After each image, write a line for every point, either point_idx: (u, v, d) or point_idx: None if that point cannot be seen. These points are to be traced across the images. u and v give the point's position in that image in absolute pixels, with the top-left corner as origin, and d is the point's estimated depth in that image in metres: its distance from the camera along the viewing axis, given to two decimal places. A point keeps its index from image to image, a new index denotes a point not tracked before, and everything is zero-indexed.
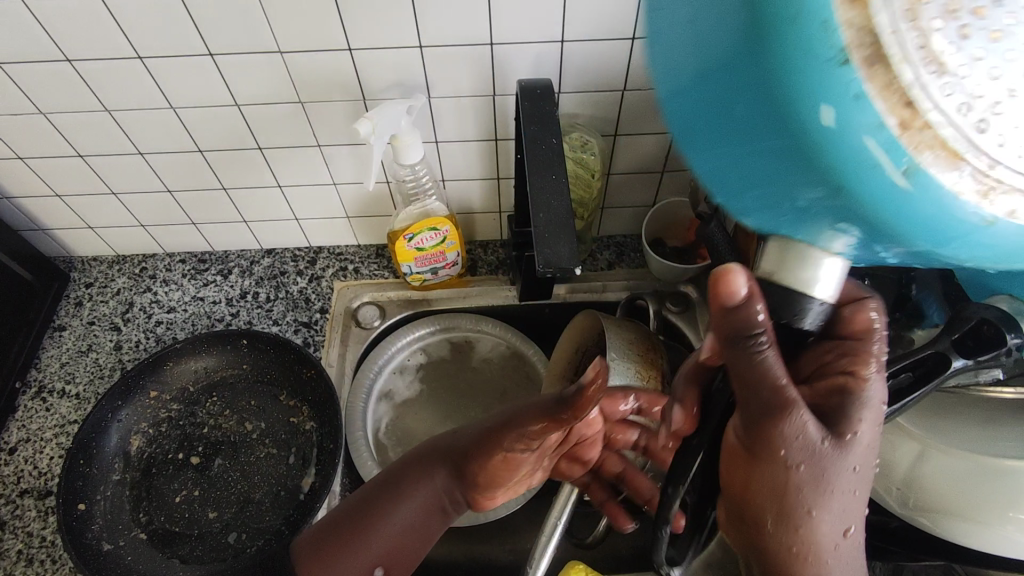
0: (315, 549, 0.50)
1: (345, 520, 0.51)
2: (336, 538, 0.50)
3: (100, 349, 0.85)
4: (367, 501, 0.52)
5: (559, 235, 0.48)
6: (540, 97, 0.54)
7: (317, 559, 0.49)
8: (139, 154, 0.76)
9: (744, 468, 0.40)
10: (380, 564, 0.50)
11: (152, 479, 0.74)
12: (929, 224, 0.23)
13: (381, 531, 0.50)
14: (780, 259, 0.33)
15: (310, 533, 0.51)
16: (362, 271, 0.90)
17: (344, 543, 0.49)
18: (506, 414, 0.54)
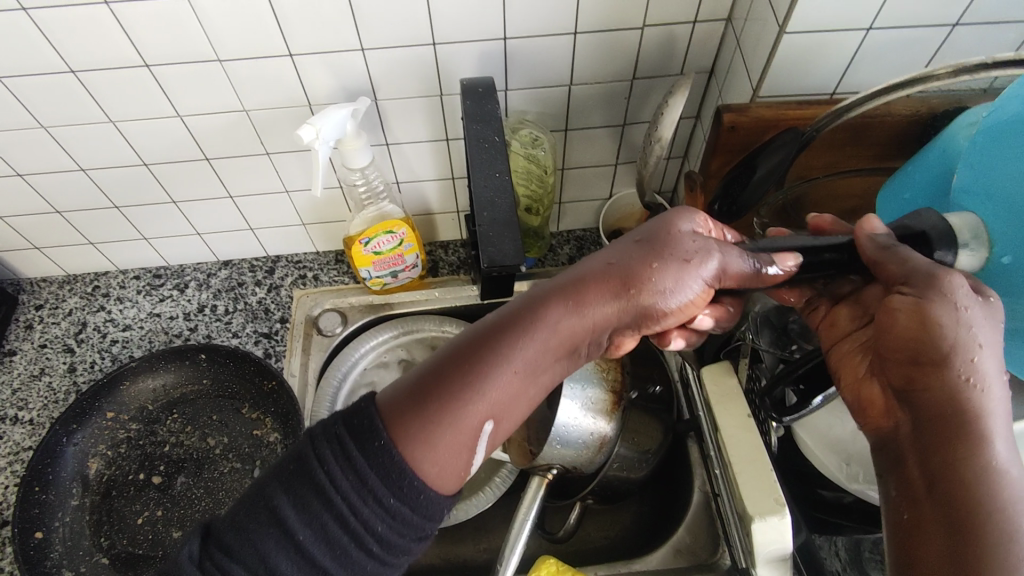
0: (415, 396, 0.37)
1: (455, 353, 0.39)
2: (454, 384, 0.38)
3: (53, 372, 0.82)
4: (488, 338, 0.39)
5: (504, 232, 0.49)
6: (481, 95, 0.54)
7: (427, 415, 0.37)
8: (80, 170, 0.74)
9: (904, 315, 0.37)
10: (511, 401, 0.39)
11: (112, 501, 0.72)
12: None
13: (516, 369, 0.39)
14: (966, 224, 0.42)
15: (409, 381, 0.38)
16: (322, 278, 0.90)
17: (456, 393, 0.38)
18: (678, 237, 0.40)
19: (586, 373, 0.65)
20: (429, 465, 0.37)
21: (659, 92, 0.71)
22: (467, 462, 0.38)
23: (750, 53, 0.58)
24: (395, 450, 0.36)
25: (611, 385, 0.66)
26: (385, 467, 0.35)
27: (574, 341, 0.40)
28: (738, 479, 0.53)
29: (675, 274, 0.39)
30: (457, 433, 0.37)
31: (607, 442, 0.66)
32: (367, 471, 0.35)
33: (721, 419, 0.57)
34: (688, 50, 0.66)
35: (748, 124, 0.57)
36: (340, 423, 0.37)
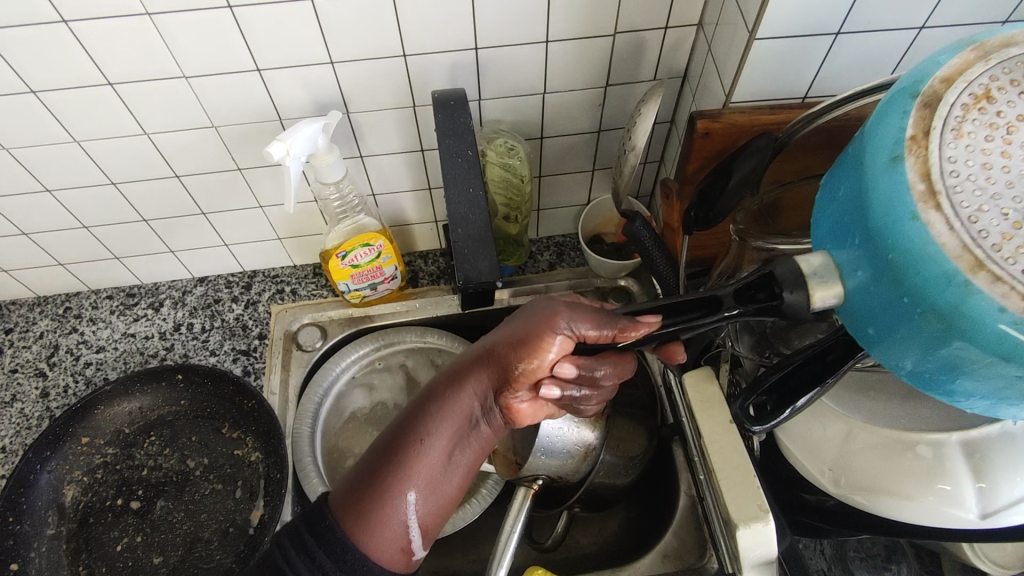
0: (352, 489, 0.45)
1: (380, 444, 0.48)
2: (375, 471, 0.46)
3: (24, 398, 0.80)
4: (399, 431, 0.48)
5: (478, 247, 0.48)
6: (453, 107, 0.54)
7: (357, 501, 0.45)
8: (46, 191, 0.72)
9: None
10: (426, 475, 0.46)
11: (89, 529, 0.71)
12: (876, 253, 0.36)
13: (422, 448, 0.46)
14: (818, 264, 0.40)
15: (345, 481, 0.47)
16: (300, 292, 0.89)
17: (377, 478, 0.45)
18: (533, 307, 0.50)
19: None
20: (366, 540, 0.43)
21: (633, 98, 0.70)
22: (401, 535, 0.44)
23: (722, 60, 0.58)
24: (335, 533, 0.43)
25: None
26: (331, 543, 0.43)
27: (467, 416, 0.48)
28: (722, 486, 0.53)
29: (528, 341, 0.47)
30: (385, 512, 0.44)
31: (591, 452, 0.66)
32: (319, 552, 0.42)
33: (704, 426, 0.57)
34: (660, 57, 0.66)
35: (722, 130, 0.57)
36: (301, 524, 0.44)
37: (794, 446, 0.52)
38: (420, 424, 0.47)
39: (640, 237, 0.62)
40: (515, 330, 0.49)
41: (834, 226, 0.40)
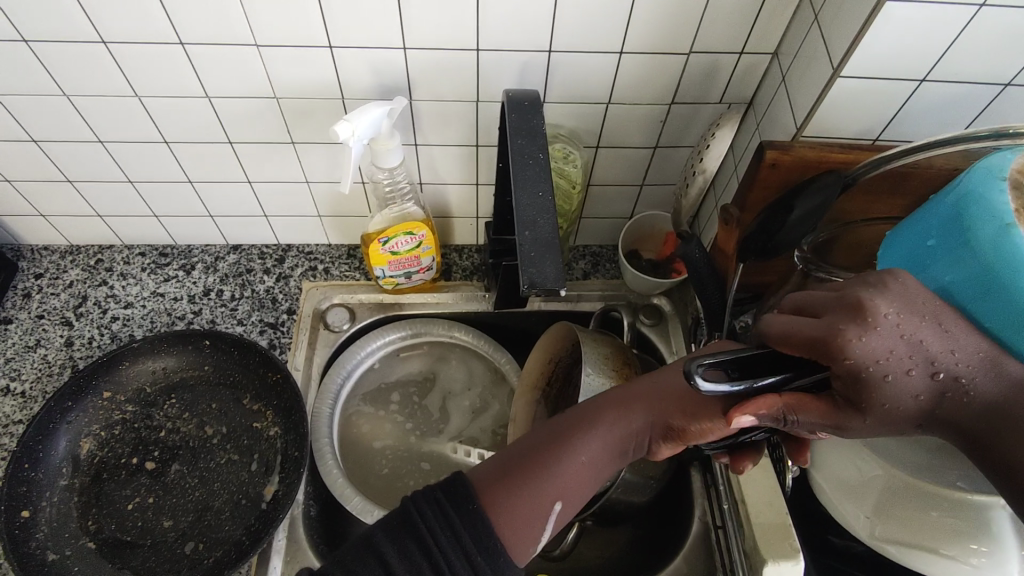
0: (496, 476, 0.45)
1: (521, 456, 0.47)
2: (521, 465, 0.46)
3: (49, 344, 0.80)
4: (544, 440, 0.48)
5: (544, 253, 0.46)
6: (527, 108, 0.53)
7: (506, 487, 0.44)
8: (98, 142, 0.72)
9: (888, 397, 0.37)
10: (566, 492, 0.46)
11: (102, 484, 0.70)
12: (945, 239, 0.46)
13: (569, 455, 0.47)
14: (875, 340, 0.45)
15: (485, 467, 0.46)
16: (332, 271, 0.88)
17: (520, 466, 0.46)
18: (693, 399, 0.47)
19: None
20: (499, 511, 0.43)
21: (696, 119, 0.70)
22: (531, 534, 0.44)
23: (798, 90, 0.57)
24: (478, 517, 0.42)
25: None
26: (472, 526, 0.42)
27: (617, 451, 0.48)
28: None
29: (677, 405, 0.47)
30: (520, 509, 0.44)
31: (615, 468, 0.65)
32: (457, 524, 0.42)
33: None
34: (730, 81, 0.65)
35: (790, 162, 0.57)
36: (439, 490, 0.43)
37: (831, 485, 0.52)
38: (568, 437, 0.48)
39: (695, 259, 0.60)
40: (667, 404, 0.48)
41: (901, 250, 0.51)
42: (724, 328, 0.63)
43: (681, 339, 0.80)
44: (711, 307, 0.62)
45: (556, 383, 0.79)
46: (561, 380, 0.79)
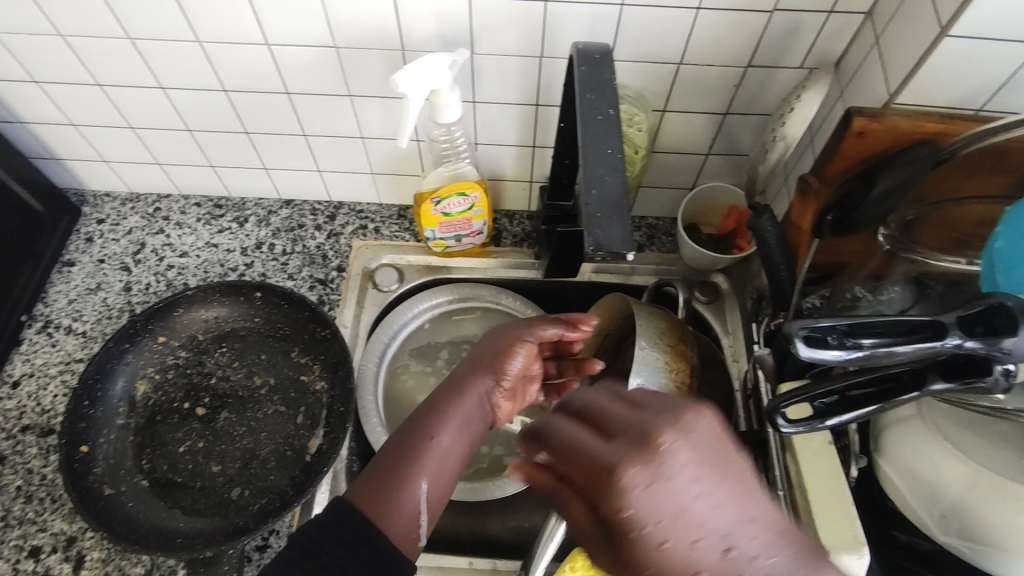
0: (367, 484, 0.47)
1: (382, 462, 0.49)
2: (393, 461, 0.48)
3: (108, 288, 0.82)
4: (406, 435, 0.50)
5: (612, 214, 0.43)
6: (598, 62, 0.50)
7: (381, 487, 0.47)
8: (160, 89, 0.72)
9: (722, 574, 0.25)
10: (435, 469, 0.49)
11: (155, 426, 0.72)
12: None
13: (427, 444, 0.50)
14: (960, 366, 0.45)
15: (359, 480, 0.48)
16: (382, 231, 0.87)
17: (393, 471, 0.48)
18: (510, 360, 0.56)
19: (659, 376, 0.62)
20: (384, 519, 0.45)
21: (773, 84, 0.66)
22: (413, 521, 0.46)
23: (894, 53, 0.53)
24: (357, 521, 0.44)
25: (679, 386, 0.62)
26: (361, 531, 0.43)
27: (465, 416, 0.52)
28: (812, 506, 0.49)
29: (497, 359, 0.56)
30: (399, 501, 0.46)
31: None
32: (347, 534, 0.43)
33: (797, 440, 0.53)
34: (815, 43, 0.61)
35: (879, 131, 0.52)
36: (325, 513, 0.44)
37: (902, 481, 0.50)
38: (427, 424, 0.51)
39: (765, 232, 0.57)
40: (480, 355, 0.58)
41: None
42: (790, 307, 0.60)
43: (738, 319, 0.77)
44: (780, 288, 0.59)
45: (603, 356, 0.77)
46: (608, 353, 0.77)
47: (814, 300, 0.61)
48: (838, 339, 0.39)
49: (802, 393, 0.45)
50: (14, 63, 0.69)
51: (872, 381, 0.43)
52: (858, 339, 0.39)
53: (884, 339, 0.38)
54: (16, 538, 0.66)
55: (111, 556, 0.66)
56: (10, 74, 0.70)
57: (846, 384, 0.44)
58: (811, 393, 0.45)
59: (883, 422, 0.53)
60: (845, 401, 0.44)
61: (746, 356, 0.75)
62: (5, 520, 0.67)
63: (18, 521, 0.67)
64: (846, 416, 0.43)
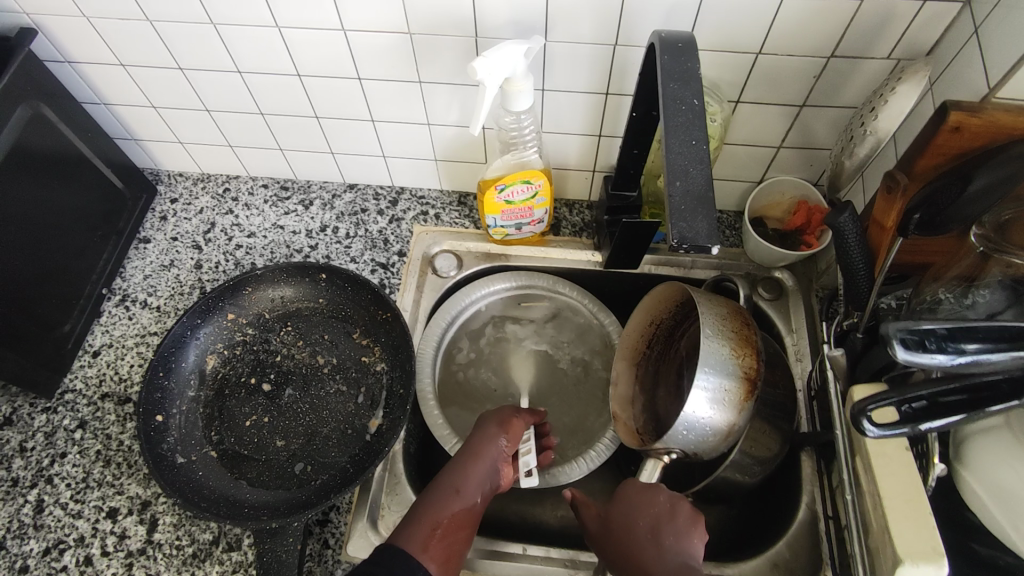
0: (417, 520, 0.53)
1: (428, 503, 0.55)
2: (427, 501, 0.55)
3: (181, 265, 0.85)
4: (442, 478, 0.57)
5: (696, 206, 0.43)
6: (681, 51, 0.49)
7: (418, 517, 0.53)
8: (237, 73, 0.74)
9: None
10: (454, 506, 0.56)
11: (224, 400, 0.75)
12: None
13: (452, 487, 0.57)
14: None
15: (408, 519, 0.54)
16: (442, 217, 0.88)
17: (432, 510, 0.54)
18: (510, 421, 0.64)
19: (724, 364, 0.60)
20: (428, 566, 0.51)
21: (856, 76, 0.63)
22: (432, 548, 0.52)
23: (997, 45, 0.50)
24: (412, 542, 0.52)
25: (745, 370, 0.61)
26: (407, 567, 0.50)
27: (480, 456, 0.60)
28: (888, 512, 0.48)
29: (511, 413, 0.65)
30: (424, 531, 0.53)
31: (733, 431, 0.61)
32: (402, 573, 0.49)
33: (872, 444, 0.51)
34: (906, 33, 0.58)
35: (978, 126, 0.50)
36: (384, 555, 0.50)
37: (987, 494, 0.49)
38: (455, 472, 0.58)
39: (845, 230, 0.55)
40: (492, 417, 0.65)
41: None
42: (866, 308, 0.58)
43: (803, 317, 0.75)
44: (856, 288, 0.57)
45: (657, 343, 0.76)
46: (662, 340, 0.76)
47: (891, 301, 0.59)
48: (938, 343, 0.38)
49: (892, 398, 0.43)
50: (103, 46, 0.72)
51: (963, 387, 0.42)
52: (960, 344, 0.38)
53: (984, 345, 0.38)
54: (95, 499, 0.70)
55: (182, 521, 0.69)
56: (98, 56, 0.73)
57: (939, 391, 0.42)
58: (902, 397, 0.43)
59: (965, 431, 0.51)
60: (936, 406, 0.42)
61: (811, 355, 0.73)
62: (86, 482, 0.71)
63: (97, 483, 0.71)
64: (941, 422, 0.41)
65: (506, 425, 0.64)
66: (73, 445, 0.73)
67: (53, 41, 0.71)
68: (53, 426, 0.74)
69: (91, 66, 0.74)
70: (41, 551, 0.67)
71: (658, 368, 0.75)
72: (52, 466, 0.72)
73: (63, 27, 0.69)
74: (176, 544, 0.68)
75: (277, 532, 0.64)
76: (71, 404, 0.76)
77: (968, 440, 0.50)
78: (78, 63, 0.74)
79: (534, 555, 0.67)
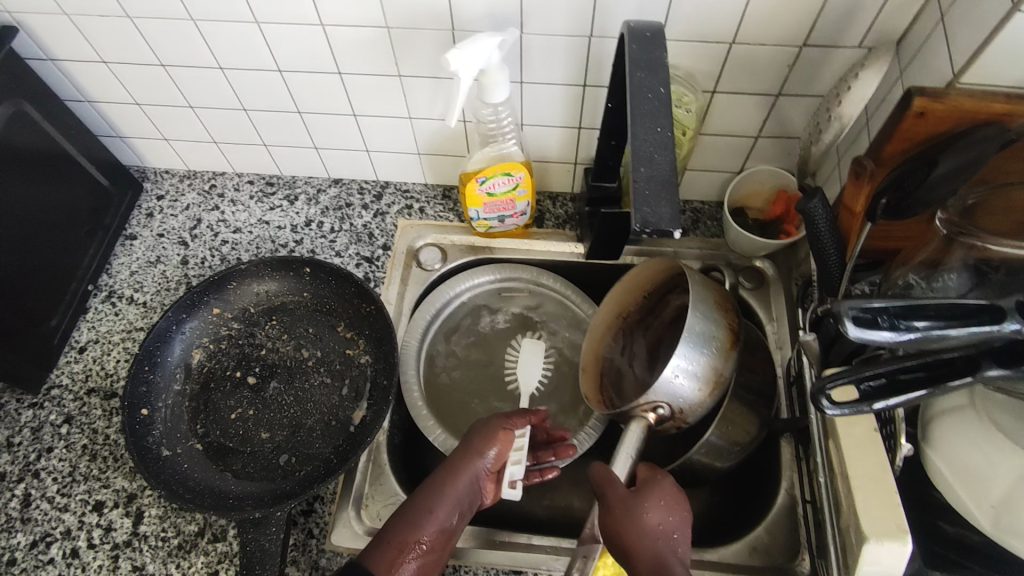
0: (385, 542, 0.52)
1: (399, 523, 0.54)
2: (398, 521, 0.54)
3: (167, 261, 0.86)
4: (418, 497, 0.56)
5: (660, 192, 0.43)
6: (649, 40, 0.49)
7: (386, 539, 0.53)
8: (218, 69, 0.74)
9: None
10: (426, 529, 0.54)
11: (210, 393, 0.75)
12: None
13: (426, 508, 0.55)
14: None
15: (378, 540, 0.53)
16: (427, 211, 0.89)
17: (402, 530, 0.53)
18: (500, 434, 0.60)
19: (708, 319, 0.58)
20: None
21: (829, 64, 0.64)
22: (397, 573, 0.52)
23: (960, 31, 0.51)
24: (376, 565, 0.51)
25: (726, 325, 0.59)
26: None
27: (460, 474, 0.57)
28: (855, 492, 0.48)
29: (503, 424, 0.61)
30: (391, 555, 0.52)
31: (715, 390, 0.59)
32: None
33: (842, 427, 0.52)
34: (876, 21, 0.59)
35: (941, 111, 0.50)
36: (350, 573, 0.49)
37: (951, 473, 0.50)
38: (431, 492, 0.56)
39: (816, 216, 0.55)
40: (483, 426, 0.61)
41: None
42: (839, 293, 0.58)
43: (783, 305, 0.76)
44: (828, 273, 0.58)
45: (634, 326, 0.76)
46: (638, 325, 0.76)
47: (864, 286, 0.60)
48: (889, 320, 0.39)
49: (849, 377, 0.43)
50: (84, 43, 0.72)
51: (923, 366, 0.42)
52: (911, 322, 0.39)
53: (936, 322, 0.39)
54: (82, 493, 0.71)
55: (167, 513, 0.70)
56: (80, 54, 0.74)
57: (897, 368, 0.43)
58: (859, 376, 0.43)
59: (933, 411, 0.52)
60: (893, 385, 0.43)
61: (790, 343, 0.74)
62: (72, 476, 0.72)
63: (84, 477, 0.72)
64: (896, 399, 0.42)
65: (495, 438, 0.60)
66: (60, 440, 0.74)
67: (34, 39, 0.72)
68: (40, 421, 0.75)
69: (73, 63, 0.75)
70: (28, 544, 0.68)
71: (640, 351, 0.75)
72: (39, 461, 0.73)
73: (45, 25, 0.70)
74: (162, 536, 0.68)
75: (260, 522, 0.64)
76: (58, 399, 0.76)
77: (934, 420, 0.52)
78: (61, 61, 0.75)
79: (516, 543, 0.68)
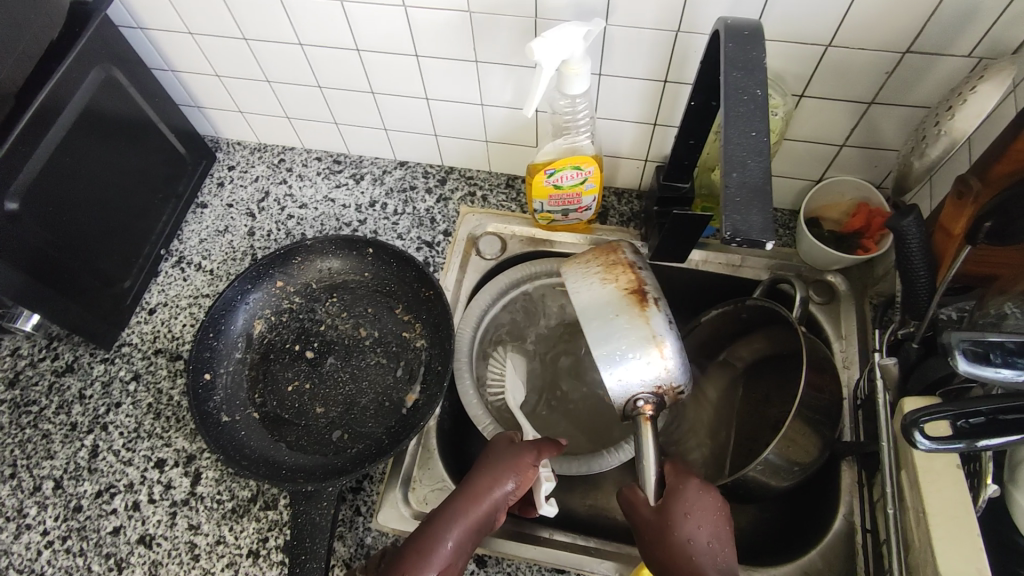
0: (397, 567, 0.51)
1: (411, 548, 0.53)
2: (411, 546, 0.53)
3: (235, 231, 0.88)
4: (433, 521, 0.54)
5: (751, 200, 0.42)
6: (747, 39, 0.47)
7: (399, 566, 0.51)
8: (298, 45, 0.75)
9: None
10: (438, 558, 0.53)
11: (269, 363, 0.77)
12: None
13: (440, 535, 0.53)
14: None
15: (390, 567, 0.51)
16: (489, 199, 0.88)
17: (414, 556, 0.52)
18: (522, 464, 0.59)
19: (601, 309, 0.57)
20: None
21: (932, 73, 0.60)
22: None
23: None
24: None
25: (626, 289, 0.57)
26: None
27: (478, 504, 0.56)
28: (931, 528, 0.46)
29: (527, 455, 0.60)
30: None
31: (668, 348, 0.56)
32: None
33: (920, 458, 0.49)
34: (992, 30, 0.55)
35: None
36: None
37: None
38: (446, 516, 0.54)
39: (908, 235, 0.52)
40: (507, 454, 0.60)
41: None
42: (925, 318, 0.55)
43: (854, 323, 0.73)
44: (915, 296, 0.55)
45: None
46: None
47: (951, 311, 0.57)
48: (1003, 357, 0.39)
49: (949, 412, 0.42)
50: (173, 14, 0.74)
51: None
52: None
53: None
54: (145, 449, 0.74)
55: (224, 477, 0.72)
56: (168, 24, 0.75)
57: (999, 408, 0.40)
58: (959, 411, 0.41)
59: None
60: (995, 424, 0.41)
61: (859, 363, 0.71)
62: (137, 432, 0.75)
63: (147, 434, 0.75)
64: (1001, 438, 0.39)
65: (518, 468, 0.59)
66: (128, 396, 0.77)
67: (127, 6, 0.74)
68: (110, 376, 0.78)
69: (161, 33, 0.77)
70: (94, 493, 0.71)
71: None
72: (107, 414, 0.76)
73: None
74: (217, 498, 0.70)
75: (311, 496, 0.65)
76: (127, 356, 0.79)
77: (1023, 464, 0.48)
78: (150, 30, 0.77)
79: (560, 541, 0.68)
